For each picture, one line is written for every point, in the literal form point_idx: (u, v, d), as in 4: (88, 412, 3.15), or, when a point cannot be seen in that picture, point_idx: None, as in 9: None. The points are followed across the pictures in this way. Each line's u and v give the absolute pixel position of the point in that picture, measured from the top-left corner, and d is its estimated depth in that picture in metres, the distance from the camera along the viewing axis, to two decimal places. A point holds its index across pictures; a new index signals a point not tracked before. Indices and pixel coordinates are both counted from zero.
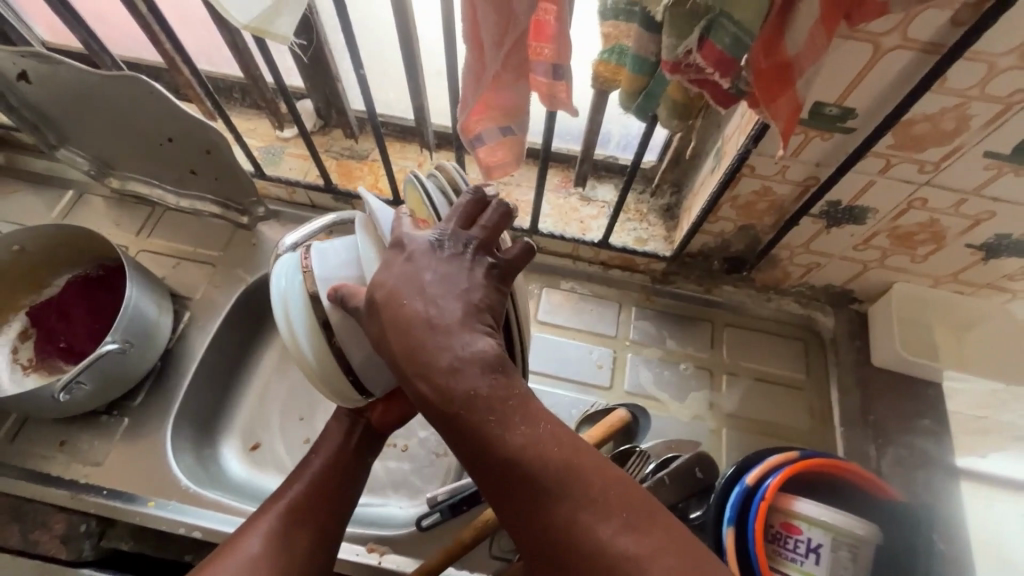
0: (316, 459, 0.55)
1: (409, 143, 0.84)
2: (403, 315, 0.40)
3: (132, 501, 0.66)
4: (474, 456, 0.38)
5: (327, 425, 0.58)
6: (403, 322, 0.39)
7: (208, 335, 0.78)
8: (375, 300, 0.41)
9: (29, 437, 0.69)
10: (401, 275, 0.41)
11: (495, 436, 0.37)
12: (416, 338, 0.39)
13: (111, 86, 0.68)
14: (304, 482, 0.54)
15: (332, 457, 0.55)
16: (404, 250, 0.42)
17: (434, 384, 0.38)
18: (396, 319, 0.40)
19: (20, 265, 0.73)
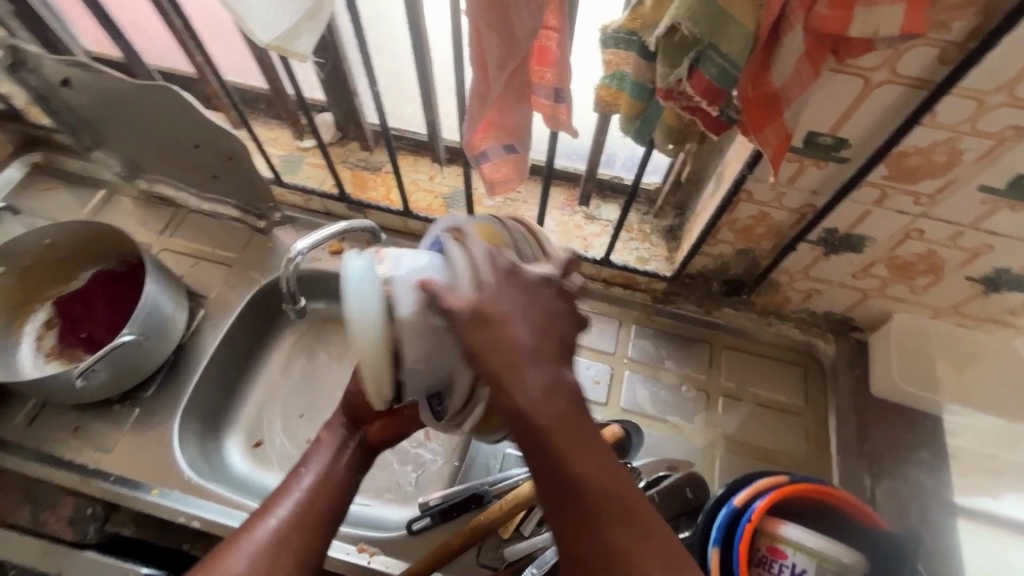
0: (308, 472, 0.55)
1: (421, 157, 0.87)
2: (509, 334, 0.38)
3: (137, 488, 0.69)
4: (539, 470, 0.37)
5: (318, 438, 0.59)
6: (508, 341, 0.38)
7: (220, 333, 0.81)
8: (485, 315, 0.38)
9: (45, 421, 0.73)
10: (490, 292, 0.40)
11: (565, 455, 0.36)
12: (515, 355, 0.38)
13: (145, 95, 0.72)
14: (295, 498, 0.52)
15: (326, 472, 0.55)
16: (518, 277, 0.41)
17: (519, 397, 0.37)
18: (502, 336, 0.38)
19: (50, 258, 0.77)
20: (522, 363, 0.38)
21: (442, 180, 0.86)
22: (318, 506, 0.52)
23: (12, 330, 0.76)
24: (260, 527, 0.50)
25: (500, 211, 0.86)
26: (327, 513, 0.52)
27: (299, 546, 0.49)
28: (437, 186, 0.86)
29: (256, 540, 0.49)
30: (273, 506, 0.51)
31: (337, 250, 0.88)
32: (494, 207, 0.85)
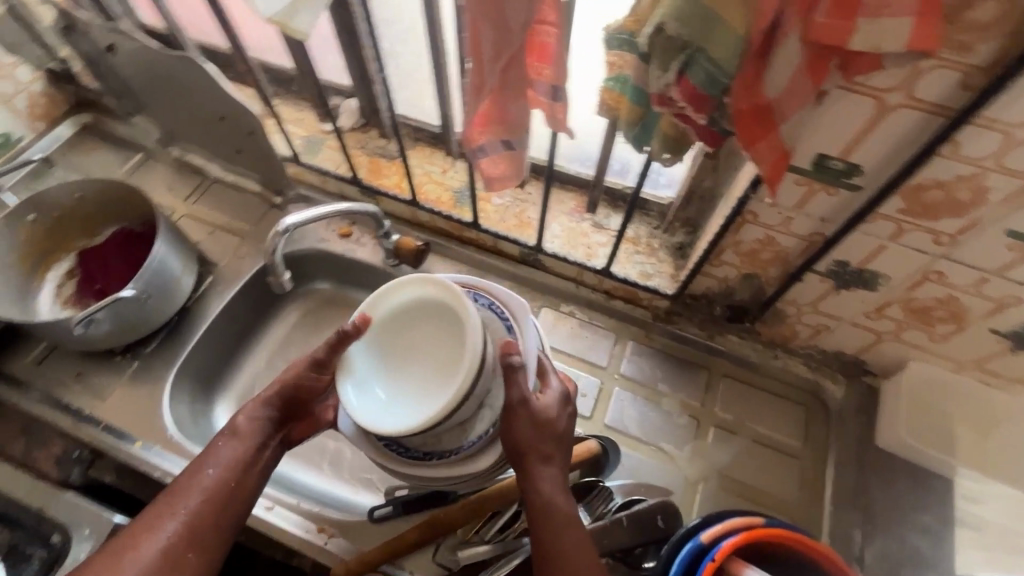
0: (215, 473, 0.54)
1: (437, 150, 0.87)
2: (553, 437, 0.56)
3: (122, 438, 0.72)
4: (539, 538, 0.53)
5: (236, 427, 0.58)
6: (550, 441, 0.56)
7: (223, 300, 0.83)
8: (543, 418, 0.56)
9: (53, 364, 0.77)
10: (544, 403, 0.56)
11: (561, 534, 0.53)
12: (548, 453, 0.56)
13: (177, 65, 0.76)
14: (195, 506, 0.52)
15: (233, 475, 0.55)
16: (569, 405, 0.59)
17: (542, 480, 0.55)
18: (547, 435, 0.56)
19: (78, 212, 0.81)
20: (547, 461, 0.55)
21: (454, 173, 0.86)
22: (228, 507, 0.53)
23: (37, 275, 0.81)
24: (171, 523, 0.50)
25: (507, 210, 0.85)
26: (239, 514, 0.54)
27: (209, 545, 0.51)
28: (448, 179, 0.86)
29: (166, 539, 0.49)
30: (183, 505, 0.51)
31: (346, 233, 0.89)
32: (502, 206, 0.85)
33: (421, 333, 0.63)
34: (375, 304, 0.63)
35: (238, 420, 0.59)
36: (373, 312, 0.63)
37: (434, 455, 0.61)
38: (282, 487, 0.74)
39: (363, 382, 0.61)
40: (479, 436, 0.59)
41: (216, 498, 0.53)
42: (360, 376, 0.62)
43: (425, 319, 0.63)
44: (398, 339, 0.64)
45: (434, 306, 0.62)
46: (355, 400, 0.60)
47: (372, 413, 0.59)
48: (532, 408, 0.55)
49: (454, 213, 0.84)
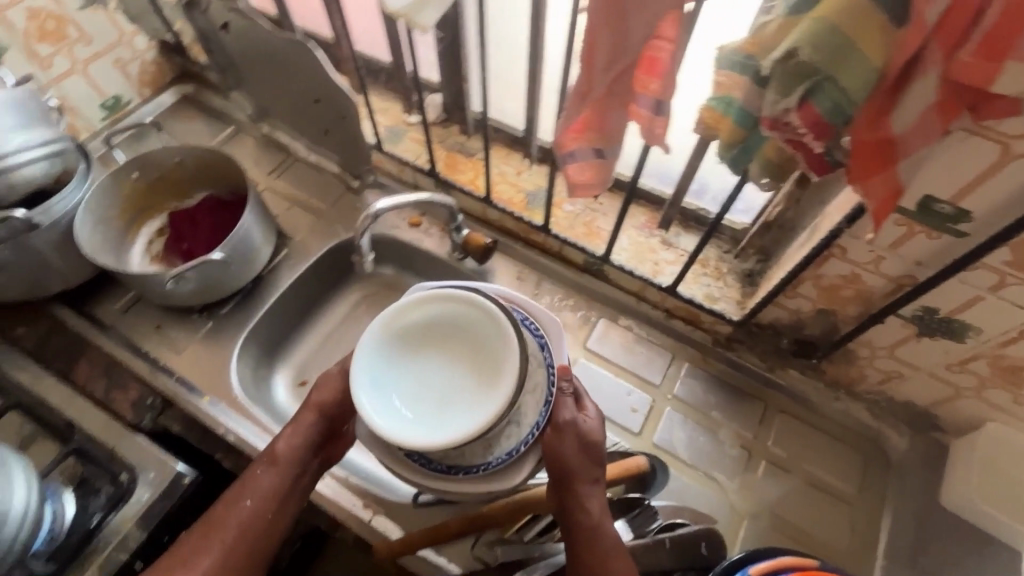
0: (249, 506, 0.59)
1: (514, 151, 0.89)
2: (598, 460, 0.58)
3: (192, 391, 0.76)
4: (587, 560, 0.55)
5: (274, 455, 0.61)
6: (596, 463, 0.58)
7: (295, 274, 0.87)
8: (590, 441, 0.58)
9: (136, 314, 0.82)
10: (589, 427, 0.59)
11: (609, 557, 0.55)
12: (594, 475, 0.58)
13: (285, 47, 0.80)
14: (230, 540, 0.57)
15: (266, 508, 0.59)
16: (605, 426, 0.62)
17: (589, 502, 0.57)
18: (595, 457, 0.58)
19: (175, 176, 0.87)
20: (591, 484, 0.57)
21: (528, 176, 0.88)
22: (261, 540, 0.58)
23: (131, 229, 0.87)
24: (207, 556, 0.56)
25: (577, 217, 0.86)
26: (271, 544, 0.59)
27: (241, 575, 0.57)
28: (522, 181, 0.88)
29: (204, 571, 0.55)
30: (219, 538, 0.57)
31: (416, 223, 0.92)
32: (572, 213, 0.86)
33: (443, 343, 0.63)
34: (400, 309, 0.61)
35: (277, 446, 0.61)
36: (396, 318, 0.62)
37: (458, 470, 0.62)
38: None
39: (382, 390, 0.59)
40: (507, 453, 0.60)
41: (250, 530, 0.58)
42: (379, 388, 0.60)
43: (450, 331, 0.63)
44: (419, 349, 0.63)
45: (462, 319, 0.62)
46: (378, 408, 0.58)
47: (396, 423, 0.57)
48: (580, 429, 0.58)
49: (525, 215, 0.85)
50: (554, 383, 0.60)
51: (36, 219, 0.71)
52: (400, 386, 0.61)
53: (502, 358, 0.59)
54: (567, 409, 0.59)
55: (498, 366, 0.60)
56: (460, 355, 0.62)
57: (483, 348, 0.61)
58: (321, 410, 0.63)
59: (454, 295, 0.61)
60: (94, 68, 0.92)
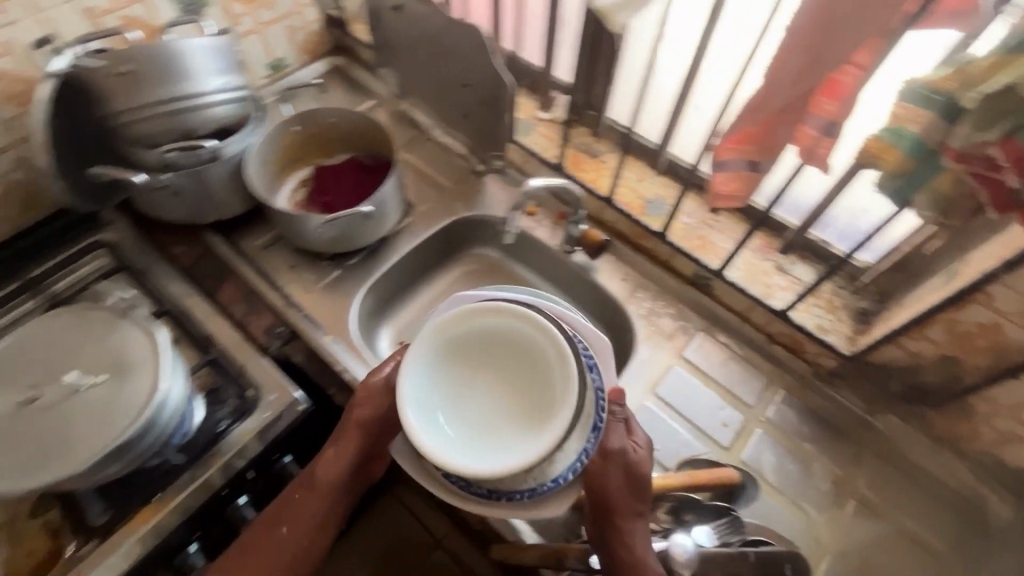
0: (292, 529, 0.66)
1: (639, 159, 0.92)
2: (643, 492, 0.64)
3: (316, 329, 0.83)
4: None
5: (314, 480, 0.68)
6: (641, 495, 0.63)
7: (415, 241, 0.93)
8: (639, 473, 0.63)
9: (274, 251, 0.90)
10: (637, 456, 0.63)
11: None
12: (637, 508, 0.63)
13: (448, 32, 0.86)
14: (278, 557, 0.65)
15: (309, 529, 0.67)
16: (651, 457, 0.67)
17: (631, 533, 0.63)
18: (641, 488, 0.63)
19: (326, 135, 0.95)
20: (632, 518, 0.63)
21: (650, 183, 0.91)
22: (307, 555, 0.67)
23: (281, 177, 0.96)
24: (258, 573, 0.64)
25: (691, 230, 0.88)
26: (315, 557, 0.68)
27: None
28: (643, 188, 0.91)
29: None
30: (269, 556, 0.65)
31: (531, 212, 0.96)
32: (688, 225, 0.88)
33: (490, 359, 0.65)
34: (448, 324, 0.63)
35: (316, 472, 0.68)
36: (443, 333, 0.63)
37: (499, 495, 0.61)
38: None
39: (427, 406, 0.61)
40: (552, 480, 0.60)
41: (296, 549, 0.66)
42: (426, 406, 0.61)
43: (497, 347, 0.64)
44: (465, 363, 0.65)
45: (511, 335, 0.63)
46: (424, 424, 0.59)
47: (441, 442, 0.59)
48: (628, 459, 0.62)
49: (643, 220, 0.88)
50: (603, 407, 0.59)
51: (217, 151, 0.80)
52: (445, 402, 0.62)
53: (553, 378, 0.60)
54: (617, 437, 0.63)
55: (550, 386, 0.61)
56: (506, 374, 0.64)
57: (533, 365, 0.62)
58: (358, 440, 0.69)
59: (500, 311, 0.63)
60: (270, 31, 1.03)
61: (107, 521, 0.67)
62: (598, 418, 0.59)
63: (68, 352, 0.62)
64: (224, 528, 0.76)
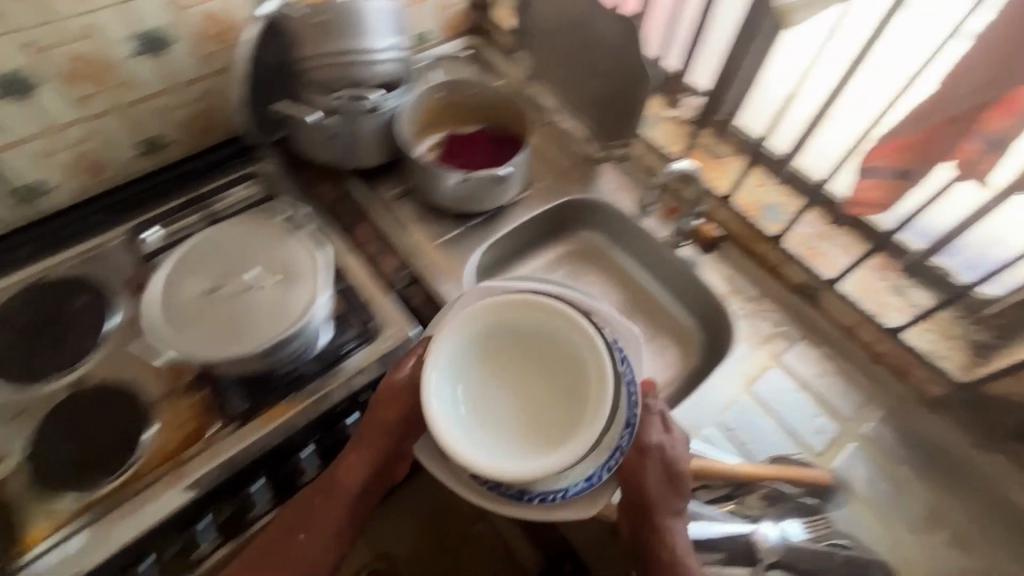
0: (324, 517, 0.73)
1: (760, 166, 0.95)
2: (684, 486, 0.69)
3: (437, 277, 0.90)
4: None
5: (337, 478, 0.74)
6: (683, 489, 0.68)
7: (533, 213, 1.00)
8: (676, 471, 0.68)
9: (404, 203, 0.98)
10: (676, 454, 0.68)
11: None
12: (676, 503, 0.68)
13: (599, 22, 0.92)
14: (310, 543, 0.72)
15: (340, 516, 0.74)
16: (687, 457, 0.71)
17: (673, 524, 0.68)
18: (682, 482, 0.68)
19: (466, 105, 1.03)
20: (672, 511, 0.68)
21: (769, 190, 0.94)
22: (335, 541, 0.74)
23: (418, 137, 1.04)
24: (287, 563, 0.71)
25: (805, 240, 0.89)
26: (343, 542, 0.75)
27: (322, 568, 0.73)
28: (761, 194, 0.94)
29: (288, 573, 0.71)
30: (301, 544, 0.72)
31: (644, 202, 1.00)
32: (803, 234, 0.89)
33: (507, 357, 0.72)
34: (470, 326, 0.70)
35: (340, 469, 0.75)
36: (464, 335, 0.70)
37: (530, 497, 0.65)
38: None
39: (455, 408, 0.67)
40: (586, 479, 0.65)
41: (324, 537, 0.73)
42: (452, 405, 0.66)
43: (511, 346, 0.72)
44: (484, 364, 0.71)
45: (534, 331, 0.71)
46: (454, 426, 0.64)
47: (473, 442, 0.64)
48: (665, 454, 0.67)
49: (760, 225, 0.91)
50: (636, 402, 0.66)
51: (378, 104, 0.88)
52: (469, 402, 0.69)
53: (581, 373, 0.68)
54: (654, 430, 0.68)
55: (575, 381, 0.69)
56: (526, 369, 0.72)
57: (556, 361, 0.70)
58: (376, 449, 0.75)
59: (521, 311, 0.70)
60: None
61: (244, 411, 0.76)
62: (633, 413, 0.66)
63: (248, 253, 0.71)
64: (332, 439, 0.84)
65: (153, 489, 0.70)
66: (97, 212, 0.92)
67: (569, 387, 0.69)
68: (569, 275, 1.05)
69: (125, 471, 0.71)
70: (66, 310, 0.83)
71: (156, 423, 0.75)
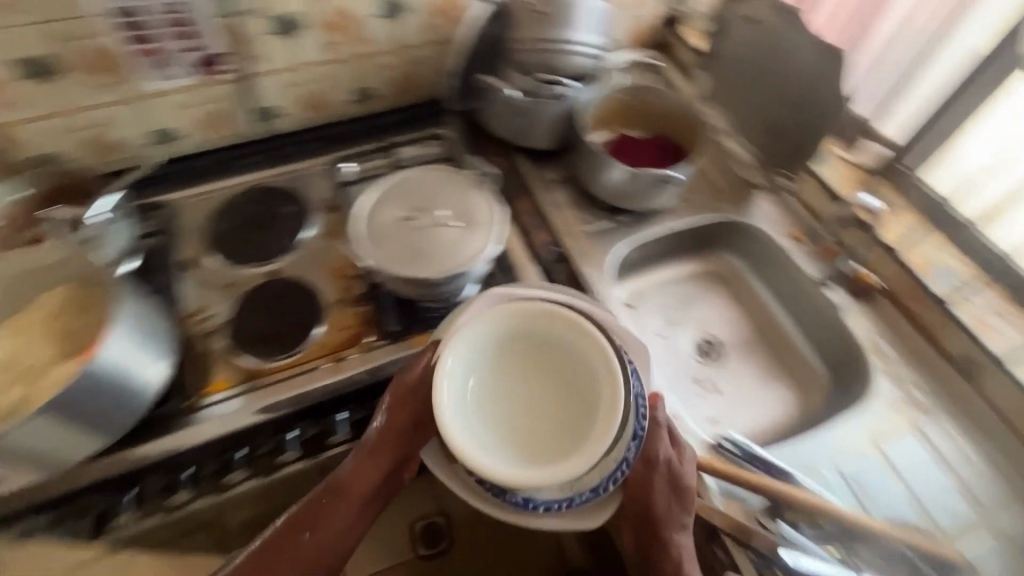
0: (335, 515, 0.75)
1: (933, 230, 0.96)
2: (692, 496, 0.73)
3: (584, 261, 0.96)
4: None
5: (346, 479, 0.76)
6: (688, 500, 0.72)
7: (685, 223, 1.03)
8: (682, 485, 0.72)
9: (565, 189, 1.05)
10: (682, 469, 0.72)
11: None
12: (681, 518, 0.72)
13: (804, 52, 0.92)
14: (320, 540, 0.75)
15: (349, 516, 0.76)
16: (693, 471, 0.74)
17: (680, 537, 0.72)
18: (689, 494, 0.72)
19: (642, 110, 1.08)
20: (676, 521, 0.72)
21: (942, 254, 0.93)
22: (343, 539, 0.76)
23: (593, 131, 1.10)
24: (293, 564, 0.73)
25: (973, 311, 0.87)
26: (350, 542, 0.77)
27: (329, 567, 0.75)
28: (932, 255, 0.93)
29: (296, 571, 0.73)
30: (310, 543, 0.74)
31: (798, 238, 0.99)
32: (973, 303, 0.87)
33: (516, 358, 0.75)
34: (480, 332, 0.74)
35: (348, 471, 0.77)
36: (474, 339, 0.74)
37: (535, 505, 0.68)
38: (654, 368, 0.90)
39: (464, 403, 0.70)
40: (591, 490, 0.68)
41: (331, 536, 0.75)
42: (463, 406, 0.70)
43: (520, 349, 0.76)
44: (494, 370, 0.75)
45: (542, 337, 0.75)
46: (466, 431, 0.67)
47: (479, 438, 0.68)
48: (671, 466, 0.72)
49: (927, 283, 0.89)
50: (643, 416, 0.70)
51: (567, 93, 0.96)
52: (479, 396, 0.72)
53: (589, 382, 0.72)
54: (660, 444, 0.72)
55: (583, 390, 0.72)
56: (535, 373, 0.75)
57: (563, 371, 0.74)
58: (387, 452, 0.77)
59: (532, 316, 0.75)
60: None
61: (399, 328, 0.86)
62: (639, 426, 0.69)
63: (441, 195, 0.82)
64: None
65: (316, 373, 0.82)
66: (308, 141, 1.08)
67: (574, 395, 0.73)
68: (696, 290, 1.07)
69: (296, 353, 0.84)
70: (274, 215, 0.98)
71: (325, 322, 0.87)
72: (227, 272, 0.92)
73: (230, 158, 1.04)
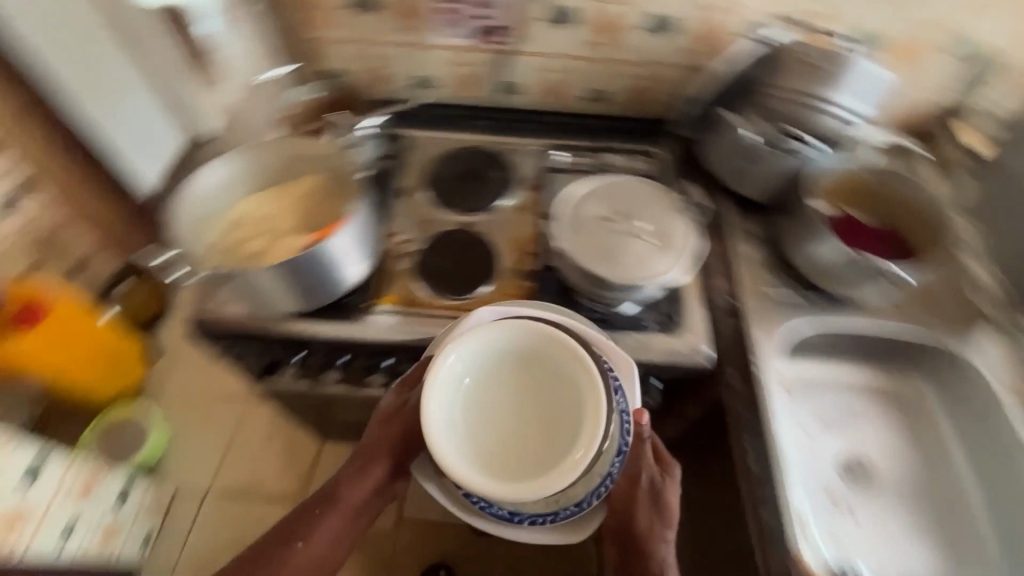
0: (328, 525, 0.85)
1: None
2: (670, 511, 0.82)
3: (758, 326, 0.91)
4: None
5: (340, 491, 0.86)
6: (668, 513, 0.82)
7: (881, 324, 0.93)
8: (659, 498, 0.81)
9: (765, 246, 0.99)
10: (665, 483, 0.81)
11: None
12: (658, 529, 0.82)
13: None
14: (315, 546, 0.84)
15: (344, 522, 0.85)
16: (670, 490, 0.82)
17: (659, 546, 0.83)
18: (668, 508, 0.82)
19: (885, 195, 0.97)
20: (655, 528, 0.82)
21: None
22: (338, 543, 0.85)
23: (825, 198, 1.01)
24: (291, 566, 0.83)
25: None
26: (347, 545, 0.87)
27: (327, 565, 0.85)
28: None
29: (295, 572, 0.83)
30: (308, 546, 0.84)
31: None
32: None
33: (512, 369, 0.73)
34: (475, 343, 0.72)
35: (343, 484, 0.86)
36: (468, 349, 0.72)
37: (521, 517, 0.73)
38: (793, 461, 0.85)
39: (454, 413, 0.69)
40: (575, 504, 0.74)
41: (325, 542, 0.85)
42: (456, 420, 0.69)
43: (519, 359, 0.73)
44: (486, 381, 0.73)
45: (537, 355, 0.73)
46: (453, 445, 0.67)
47: (468, 445, 0.68)
48: (650, 476, 0.81)
49: None
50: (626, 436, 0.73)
51: (806, 153, 0.90)
52: (473, 400, 0.72)
53: (576, 401, 0.70)
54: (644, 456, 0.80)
55: (569, 407, 0.70)
56: (530, 386, 0.73)
57: (553, 386, 0.72)
58: (376, 469, 0.84)
59: (528, 332, 0.73)
60: None
61: None
62: (623, 443, 0.73)
63: (648, 210, 0.84)
64: None
65: None
66: (533, 121, 1.16)
67: (565, 415, 0.71)
68: (861, 397, 0.98)
69: (461, 300, 0.91)
70: (484, 173, 1.07)
71: (492, 284, 0.93)
72: (430, 208, 1.03)
73: (464, 115, 1.15)
